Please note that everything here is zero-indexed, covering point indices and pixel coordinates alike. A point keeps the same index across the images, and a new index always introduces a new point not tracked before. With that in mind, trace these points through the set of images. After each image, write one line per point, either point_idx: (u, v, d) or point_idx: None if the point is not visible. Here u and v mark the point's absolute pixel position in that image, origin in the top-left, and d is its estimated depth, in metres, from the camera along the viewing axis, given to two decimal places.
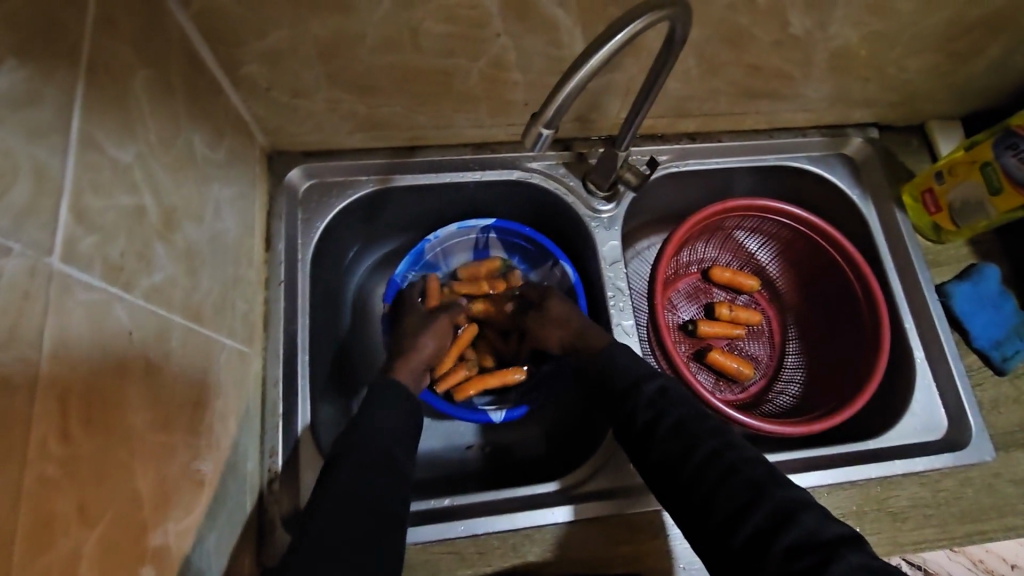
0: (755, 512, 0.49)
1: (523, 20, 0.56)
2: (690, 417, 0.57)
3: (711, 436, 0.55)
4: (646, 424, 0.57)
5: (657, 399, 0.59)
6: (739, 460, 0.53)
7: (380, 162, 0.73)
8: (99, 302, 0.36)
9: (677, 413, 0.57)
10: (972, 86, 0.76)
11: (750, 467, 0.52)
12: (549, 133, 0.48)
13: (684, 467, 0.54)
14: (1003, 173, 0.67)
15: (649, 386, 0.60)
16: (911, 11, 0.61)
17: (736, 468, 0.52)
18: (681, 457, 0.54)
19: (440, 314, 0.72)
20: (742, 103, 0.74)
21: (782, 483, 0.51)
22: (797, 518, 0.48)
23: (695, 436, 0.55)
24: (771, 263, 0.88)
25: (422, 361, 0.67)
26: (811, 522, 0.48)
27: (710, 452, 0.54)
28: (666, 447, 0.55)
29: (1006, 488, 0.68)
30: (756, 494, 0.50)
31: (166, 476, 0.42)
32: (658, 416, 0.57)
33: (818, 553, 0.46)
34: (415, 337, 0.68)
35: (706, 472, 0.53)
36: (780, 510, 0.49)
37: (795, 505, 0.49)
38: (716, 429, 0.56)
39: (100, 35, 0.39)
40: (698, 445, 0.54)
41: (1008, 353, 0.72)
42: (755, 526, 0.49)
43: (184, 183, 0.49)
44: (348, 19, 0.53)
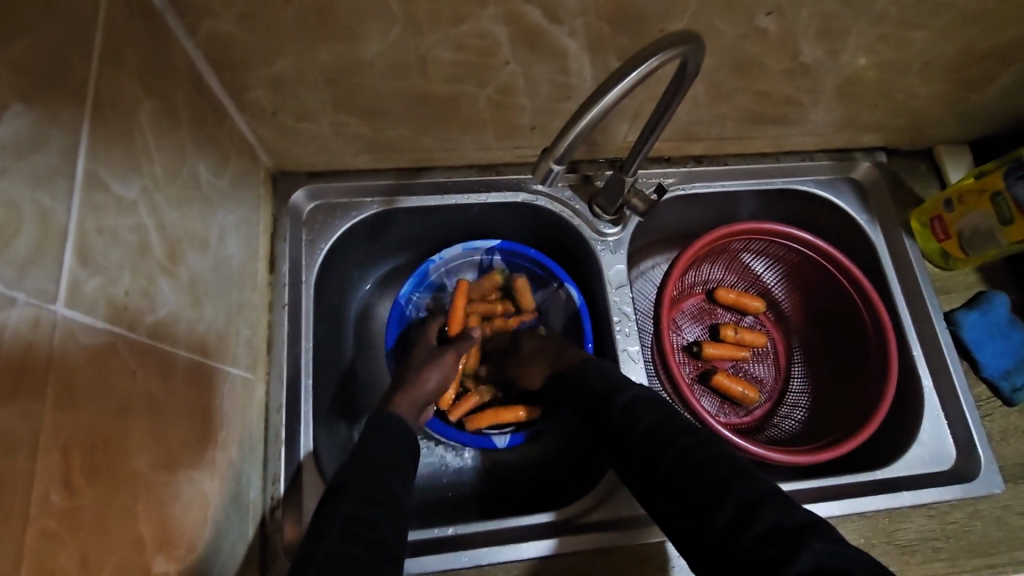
0: (724, 505, 0.48)
1: (532, 48, 0.55)
2: (664, 419, 0.56)
3: (684, 435, 0.54)
4: (620, 429, 0.57)
5: (632, 406, 0.58)
6: (709, 457, 0.51)
7: (386, 183, 0.72)
8: (104, 344, 0.35)
9: (651, 415, 0.56)
10: (981, 113, 0.76)
11: (720, 462, 0.51)
12: (559, 168, 0.47)
13: (657, 467, 0.53)
14: (1014, 203, 0.67)
15: (624, 395, 0.59)
16: (923, 41, 0.61)
17: (707, 463, 0.51)
18: (654, 458, 0.54)
19: (448, 348, 0.71)
20: (749, 128, 0.74)
21: (752, 475, 0.50)
22: (763, 509, 0.46)
23: (666, 436, 0.54)
24: (777, 285, 0.88)
25: (426, 394, 0.66)
26: (777, 511, 0.46)
27: (681, 450, 0.53)
28: (640, 450, 0.55)
29: (1015, 521, 0.67)
30: (724, 487, 0.49)
31: (169, 514, 0.41)
32: (632, 420, 0.57)
33: (784, 541, 0.44)
34: (420, 370, 0.68)
35: (678, 471, 0.52)
36: (747, 501, 0.47)
37: (763, 496, 0.47)
38: (688, 428, 0.55)
39: (107, 71, 0.38)
40: (670, 445, 0.54)
41: (1017, 383, 0.72)
42: (725, 520, 0.47)
43: (188, 212, 0.48)
44: (356, 47, 0.53)
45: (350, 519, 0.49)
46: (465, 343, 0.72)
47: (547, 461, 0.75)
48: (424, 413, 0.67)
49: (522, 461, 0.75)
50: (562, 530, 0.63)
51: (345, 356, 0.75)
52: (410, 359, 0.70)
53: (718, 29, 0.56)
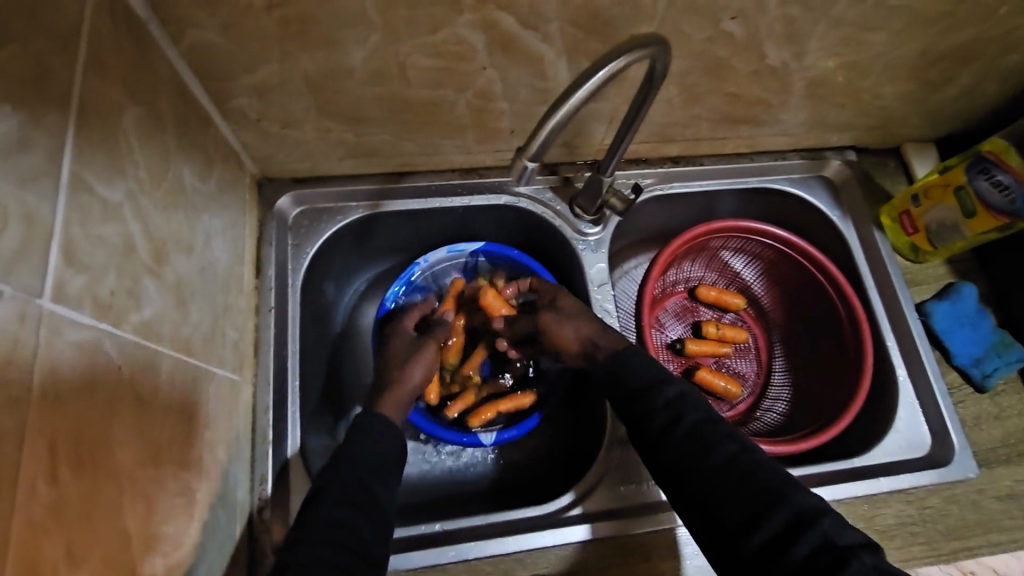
0: (774, 515, 0.49)
1: (507, 54, 0.57)
2: (709, 420, 0.56)
3: (729, 439, 0.55)
4: (660, 425, 0.57)
5: (675, 401, 0.58)
6: (757, 465, 0.53)
7: (371, 188, 0.74)
8: (89, 341, 0.36)
9: (695, 414, 0.57)
10: (944, 112, 0.79)
11: (769, 472, 0.52)
12: (534, 165, 0.49)
13: (699, 469, 0.54)
14: (976, 197, 0.70)
15: (668, 388, 0.59)
16: (884, 43, 0.63)
17: (756, 472, 0.52)
18: (697, 459, 0.54)
19: (426, 340, 0.71)
20: (723, 129, 0.76)
21: (799, 487, 0.51)
22: (816, 521, 0.48)
23: (711, 439, 0.55)
24: (757, 282, 0.90)
25: (410, 391, 0.66)
26: (829, 526, 0.48)
27: (728, 455, 0.54)
28: (681, 449, 0.55)
29: (990, 504, 0.69)
30: (776, 496, 0.50)
31: (156, 512, 0.43)
32: (674, 418, 0.57)
33: (838, 555, 0.46)
34: (402, 366, 0.68)
35: (724, 475, 0.53)
36: (799, 513, 0.49)
37: (814, 509, 0.49)
38: (733, 433, 0.56)
39: (91, 77, 0.39)
40: (716, 448, 0.54)
41: (987, 370, 0.74)
42: (774, 529, 0.49)
43: (173, 215, 0.50)
44: (336, 54, 0.54)
45: (333, 521, 0.50)
46: (438, 328, 0.73)
47: (534, 460, 0.76)
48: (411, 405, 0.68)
49: (509, 459, 0.76)
50: (543, 523, 0.64)
51: (330, 358, 0.75)
52: (389, 357, 0.70)
53: (685, 33, 0.58)
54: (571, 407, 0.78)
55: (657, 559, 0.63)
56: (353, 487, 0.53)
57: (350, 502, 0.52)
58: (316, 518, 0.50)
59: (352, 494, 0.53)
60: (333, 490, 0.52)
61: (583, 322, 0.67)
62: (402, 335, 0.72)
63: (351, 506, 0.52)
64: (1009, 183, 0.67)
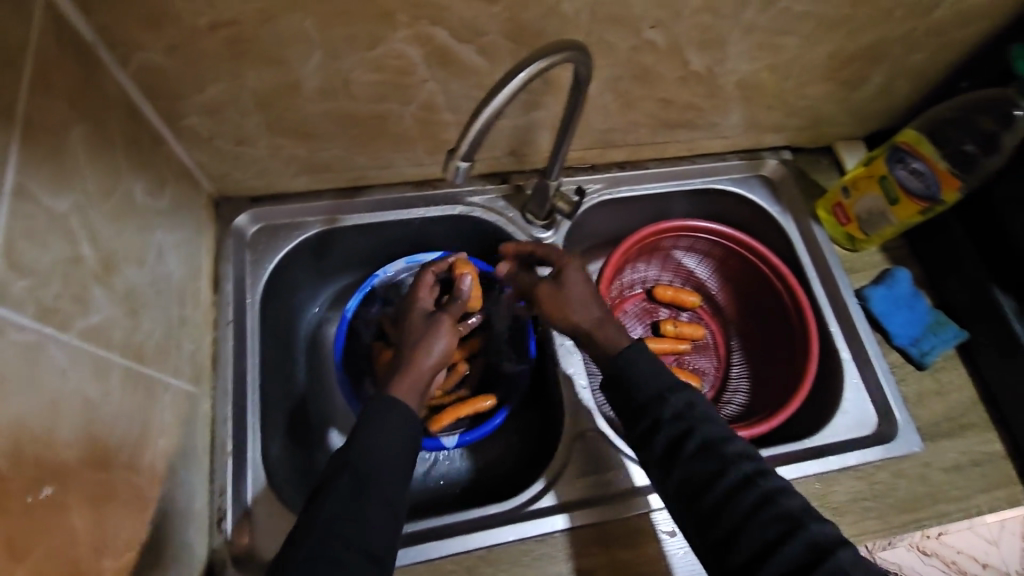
0: (790, 545, 0.48)
1: (445, 66, 0.61)
2: (720, 436, 0.55)
3: (743, 460, 0.53)
4: (670, 441, 0.55)
5: (685, 412, 0.56)
6: (773, 490, 0.52)
7: (327, 203, 0.76)
8: (32, 343, 0.38)
9: (708, 430, 0.55)
10: (867, 109, 0.84)
11: (784, 498, 0.51)
12: (466, 165, 0.52)
13: (711, 492, 0.52)
14: (898, 185, 0.75)
15: (676, 399, 0.57)
16: (796, 46, 0.69)
17: (770, 498, 0.51)
18: (708, 480, 0.53)
19: (443, 315, 0.66)
20: (661, 133, 0.80)
21: (814, 514, 0.50)
22: (832, 554, 0.47)
23: (724, 458, 0.53)
24: (710, 279, 0.93)
25: (429, 370, 0.61)
26: (848, 559, 0.47)
27: (741, 477, 0.52)
28: (692, 468, 0.54)
29: (936, 477, 0.72)
30: (790, 527, 0.49)
31: (102, 515, 0.43)
32: (685, 432, 0.55)
33: None
34: (421, 342, 0.63)
35: (736, 499, 0.51)
36: (815, 545, 0.48)
37: (829, 540, 0.48)
38: (746, 452, 0.54)
39: (37, 95, 0.42)
40: (729, 470, 0.53)
41: (924, 348, 0.77)
42: (787, 561, 0.48)
43: (124, 230, 0.51)
44: (282, 72, 0.58)
45: (342, 508, 0.49)
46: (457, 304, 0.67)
47: (502, 460, 0.77)
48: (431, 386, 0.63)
49: (477, 462, 0.77)
50: (503, 521, 0.65)
51: (294, 371, 0.76)
52: (407, 335, 0.65)
53: (610, 42, 0.62)
54: (536, 408, 0.79)
55: (617, 547, 0.64)
56: (359, 482, 0.51)
57: (353, 495, 0.50)
58: (328, 505, 0.49)
59: (360, 484, 0.51)
60: (336, 484, 0.51)
61: (592, 302, 0.66)
62: (416, 313, 0.67)
63: (358, 495, 0.51)
64: (924, 170, 0.72)
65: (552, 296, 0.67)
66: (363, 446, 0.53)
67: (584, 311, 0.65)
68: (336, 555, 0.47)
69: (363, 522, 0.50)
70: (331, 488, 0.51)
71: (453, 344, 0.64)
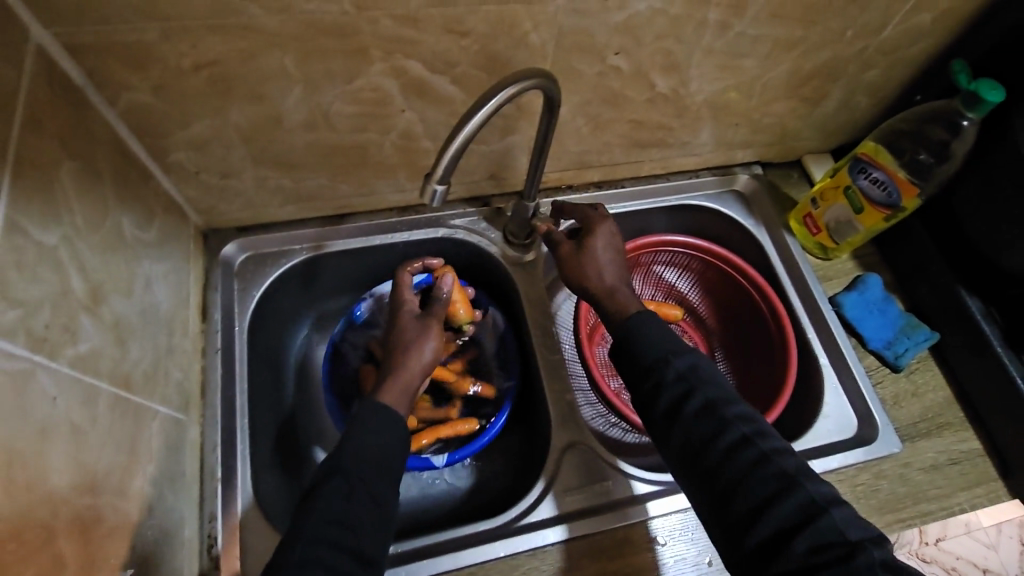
0: (784, 503, 0.50)
1: (421, 97, 0.63)
2: (721, 398, 0.56)
3: (742, 421, 0.55)
4: (672, 402, 0.57)
5: (686, 374, 0.57)
6: (770, 450, 0.53)
7: (313, 231, 0.78)
8: (21, 371, 0.39)
9: (709, 391, 0.56)
10: (831, 124, 0.88)
11: (781, 458, 0.53)
12: (442, 188, 0.54)
13: (711, 450, 0.54)
14: (863, 196, 0.78)
15: (681, 361, 0.58)
16: (755, 67, 0.72)
17: (768, 457, 0.53)
18: (708, 439, 0.55)
19: (432, 319, 0.67)
20: (634, 153, 0.84)
21: (810, 474, 0.52)
22: (826, 513, 0.49)
23: (724, 419, 0.55)
24: (691, 292, 0.93)
25: (419, 375, 0.62)
26: (840, 517, 0.49)
27: (740, 436, 0.54)
28: (693, 427, 0.55)
29: (916, 476, 0.73)
30: (786, 485, 0.51)
31: (89, 539, 0.44)
32: (686, 392, 0.56)
33: (845, 549, 0.47)
34: (411, 344, 0.64)
35: (735, 457, 0.53)
36: (809, 503, 0.50)
37: (823, 499, 0.50)
38: (746, 414, 0.56)
39: (27, 135, 0.44)
40: (728, 429, 0.54)
41: (899, 350, 0.79)
42: (782, 517, 0.50)
43: (112, 261, 0.53)
44: (264, 106, 0.60)
45: (335, 509, 0.51)
46: (439, 303, 0.69)
47: (490, 478, 0.78)
48: (422, 386, 0.64)
49: (465, 483, 0.77)
50: (492, 536, 0.65)
51: (281, 397, 0.76)
52: (396, 335, 0.65)
53: (578, 69, 0.66)
54: (524, 427, 0.81)
55: (606, 559, 0.65)
56: (352, 481, 0.52)
57: (346, 497, 0.52)
58: (317, 510, 0.50)
59: (351, 485, 0.52)
60: (323, 487, 0.52)
61: (609, 269, 0.67)
62: (407, 313, 0.67)
63: (343, 493, 0.52)
64: (885, 179, 0.76)
65: (573, 252, 0.69)
66: (347, 446, 0.54)
67: (599, 274, 0.67)
68: (324, 559, 0.48)
69: (358, 523, 0.51)
70: (318, 494, 0.51)
71: (440, 349, 0.65)
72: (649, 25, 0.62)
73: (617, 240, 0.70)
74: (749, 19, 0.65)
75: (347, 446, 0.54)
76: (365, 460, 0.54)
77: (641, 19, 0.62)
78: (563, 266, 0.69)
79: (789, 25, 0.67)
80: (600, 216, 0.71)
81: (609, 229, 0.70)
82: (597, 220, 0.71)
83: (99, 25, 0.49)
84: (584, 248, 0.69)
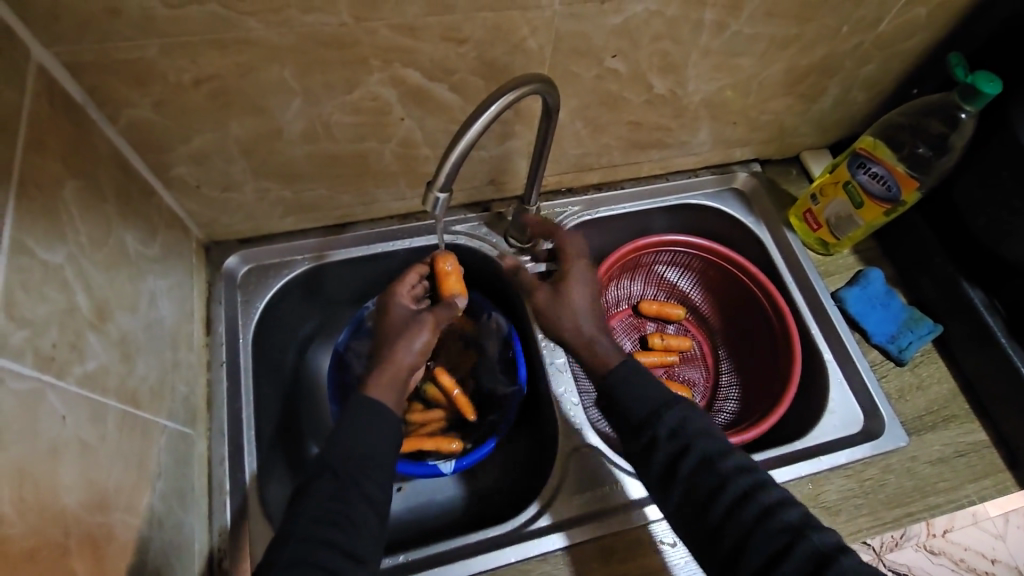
0: (794, 556, 0.50)
1: (420, 104, 0.64)
2: (717, 452, 0.56)
3: (740, 473, 0.55)
4: (669, 459, 0.57)
5: (679, 430, 0.57)
6: (772, 502, 0.53)
7: (315, 241, 0.78)
8: (32, 391, 0.40)
9: (704, 445, 0.56)
10: (828, 119, 0.88)
11: (784, 510, 0.53)
12: (444, 196, 0.54)
13: (713, 508, 0.54)
14: (862, 190, 0.78)
15: (670, 416, 0.58)
16: (752, 66, 0.73)
17: (771, 509, 0.53)
18: (709, 495, 0.55)
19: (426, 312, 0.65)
20: (634, 154, 0.84)
21: (815, 523, 0.52)
22: (836, 562, 0.49)
23: (722, 474, 0.55)
24: (694, 291, 0.93)
25: (407, 368, 0.61)
26: (851, 566, 0.49)
27: (740, 491, 0.54)
28: (693, 483, 0.55)
29: (924, 469, 0.73)
30: (792, 538, 0.51)
31: (101, 558, 0.44)
32: (682, 448, 0.57)
33: None
34: (399, 338, 0.62)
35: (738, 512, 0.53)
36: (819, 555, 0.50)
37: (831, 547, 0.50)
38: (743, 465, 0.56)
39: (30, 156, 0.44)
40: (728, 484, 0.54)
41: (902, 344, 0.79)
42: (794, 571, 0.50)
43: (116, 278, 0.53)
44: (264, 119, 0.61)
45: (330, 511, 0.51)
46: (446, 309, 0.67)
47: (498, 484, 0.78)
48: (408, 384, 0.62)
49: (473, 488, 0.78)
50: (506, 540, 0.66)
51: (290, 407, 0.77)
52: (385, 332, 0.64)
53: (575, 73, 0.66)
54: (528, 430, 0.81)
55: (618, 560, 0.65)
56: (352, 491, 0.53)
57: (339, 509, 0.52)
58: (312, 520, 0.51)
59: (344, 484, 0.53)
60: (317, 495, 0.52)
61: (585, 321, 0.67)
62: (399, 311, 0.66)
63: (346, 501, 0.52)
64: (884, 173, 0.76)
65: (548, 300, 0.69)
66: (345, 449, 0.54)
67: (576, 324, 0.67)
68: (319, 558, 0.49)
69: (357, 527, 0.51)
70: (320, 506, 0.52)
71: (432, 342, 0.64)
72: (646, 27, 0.63)
73: (592, 284, 0.69)
74: (745, 19, 0.66)
75: (347, 451, 0.54)
76: (369, 465, 0.54)
77: (638, 22, 0.62)
78: (540, 315, 0.69)
79: (785, 23, 0.68)
80: (573, 258, 0.70)
81: (585, 274, 0.70)
82: (571, 262, 0.70)
83: (100, 43, 0.49)
84: (558, 297, 0.68)
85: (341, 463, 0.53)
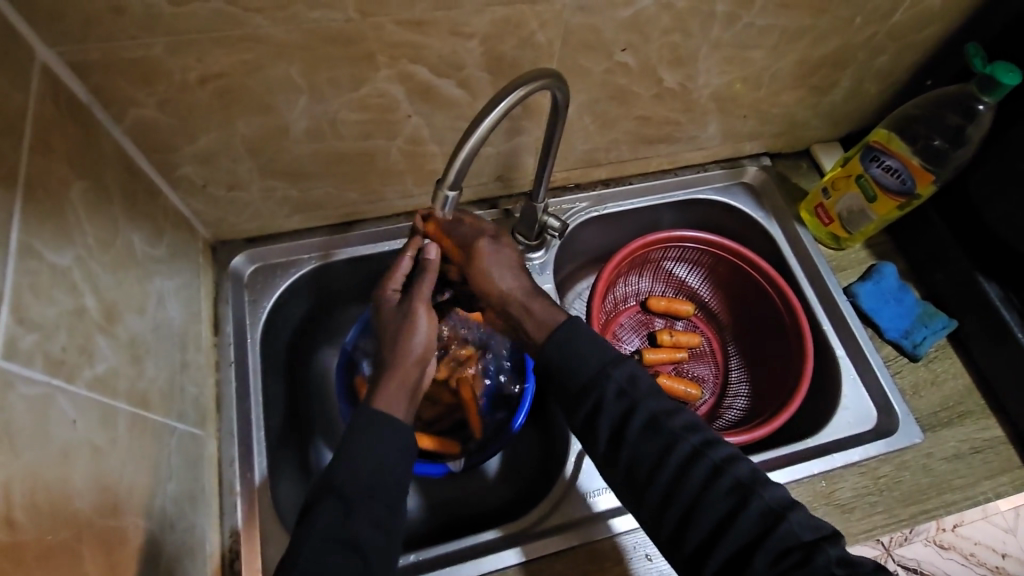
0: (744, 513, 0.52)
1: (427, 101, 0.63)
2: (664, 411, 0.57)
3: (688, 432, 0.56)
4: (615, 423, 0.57)
5: (628, 387, 0.58)
6: (721, 459, 0.55)
7: (320, 239, 0.77)
8: (42, 395, 0.39)
9: (650, 405, 0.58)
10: (840, 112, 0.86)
11: (733, 467, 0.54)
12: (454, 193, 0.54)
13: (663, 470, 0.55)
14: (876, 184, 0.77)
15: (618, 372, 0.59)
16: (763, 58, 0.72)
17: (720, 467, 0.54)
18: (658, 456, 0.55)
19: (416, 301, 0.62)
20: (642, 148, 0.82)
21: (763, 479, 0.54)
22: (785, 519, 0.51)
23: (671, 434, 0.56)
24: (702, 287, 0.92)
25: (414, 368, 0.59)
26: (798, 521, 0.51)
27: (689, 450, 0.55)
28: (640, 445, 0.56)
29: (941, 466, 0.73)
30: (743, 496, 0.52)
31: (113, 561, 0.44)
32: (629, 409, 0.57)
33: (804, 552, 0.49)
34: (398, 339, 0.60)
35: (688, 473, 0.54)
36: (768, 511, 0.51)
37: (779, 504, 0.52)
38: (690, 423, 0.57)
39: (38, 158, 0.43)
40: (676, 444, 0.55)
41: (917, 340, 0.78)
42: (744, 529, 0.51)
43: (124, 279, 0.53)
44: (270, 117, 0.60)
45: (340, 506, 0.51)
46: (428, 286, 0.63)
47: (507, 484, 0.77)
48: (420, 381, 0.61)
49: (481, 489, 0.77)
50: (516, 540, 0.66)
51: (299, 406, 0.76)
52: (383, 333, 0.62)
53: (585, 67, 0.65)
54: (536, 422, 0.80)
55: (630, 560, 0.64)
56: (354, 481, 0.52)
57: (347, 512, 0.51)
58: (319, 519, 0.51)
59: (350, 481, 0.52)
60: (323, 492, 0.52)
61: (522, 275, 0.67)
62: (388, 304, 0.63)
63: (350, 494, 0.52)
64: (898, 167, 0.75)
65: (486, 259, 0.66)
66: (354, 449, 0.54)
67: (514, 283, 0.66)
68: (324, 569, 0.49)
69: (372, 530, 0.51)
70: (330, 506, 0.51)
71: (434, 329, 0.61)
72: (656, 21, 0.62)
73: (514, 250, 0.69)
74: (758, 10, 0.64)
75: (353, 452, 0.53)
76: (379, 477, 0.53)
77: (649, 15, 0.61)
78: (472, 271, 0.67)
79: (798, 14, 0.66)
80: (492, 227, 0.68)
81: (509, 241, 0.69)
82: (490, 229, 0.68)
83: (105, 42, 0.48)
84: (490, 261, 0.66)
85: (348, 463, 0.53)
